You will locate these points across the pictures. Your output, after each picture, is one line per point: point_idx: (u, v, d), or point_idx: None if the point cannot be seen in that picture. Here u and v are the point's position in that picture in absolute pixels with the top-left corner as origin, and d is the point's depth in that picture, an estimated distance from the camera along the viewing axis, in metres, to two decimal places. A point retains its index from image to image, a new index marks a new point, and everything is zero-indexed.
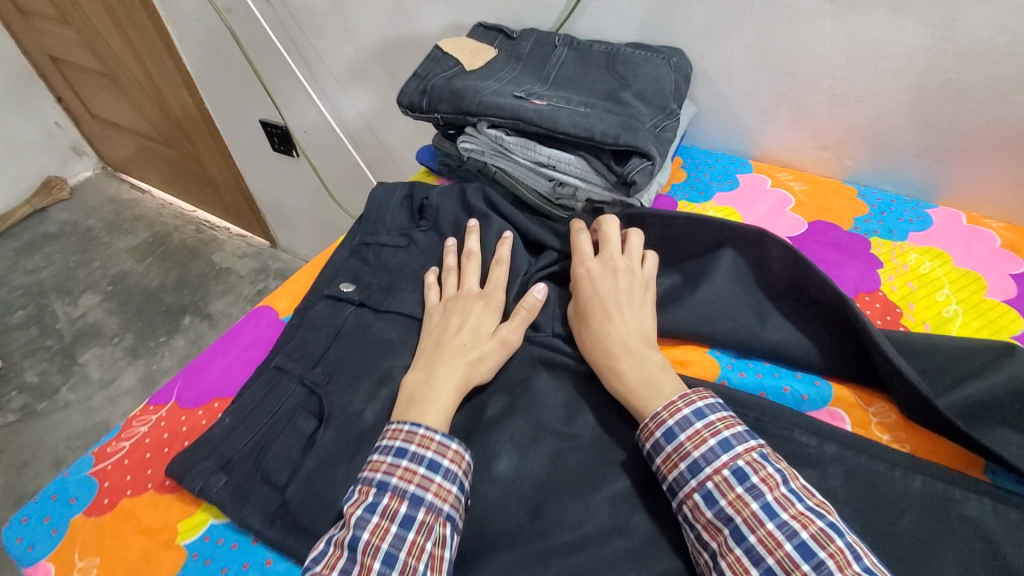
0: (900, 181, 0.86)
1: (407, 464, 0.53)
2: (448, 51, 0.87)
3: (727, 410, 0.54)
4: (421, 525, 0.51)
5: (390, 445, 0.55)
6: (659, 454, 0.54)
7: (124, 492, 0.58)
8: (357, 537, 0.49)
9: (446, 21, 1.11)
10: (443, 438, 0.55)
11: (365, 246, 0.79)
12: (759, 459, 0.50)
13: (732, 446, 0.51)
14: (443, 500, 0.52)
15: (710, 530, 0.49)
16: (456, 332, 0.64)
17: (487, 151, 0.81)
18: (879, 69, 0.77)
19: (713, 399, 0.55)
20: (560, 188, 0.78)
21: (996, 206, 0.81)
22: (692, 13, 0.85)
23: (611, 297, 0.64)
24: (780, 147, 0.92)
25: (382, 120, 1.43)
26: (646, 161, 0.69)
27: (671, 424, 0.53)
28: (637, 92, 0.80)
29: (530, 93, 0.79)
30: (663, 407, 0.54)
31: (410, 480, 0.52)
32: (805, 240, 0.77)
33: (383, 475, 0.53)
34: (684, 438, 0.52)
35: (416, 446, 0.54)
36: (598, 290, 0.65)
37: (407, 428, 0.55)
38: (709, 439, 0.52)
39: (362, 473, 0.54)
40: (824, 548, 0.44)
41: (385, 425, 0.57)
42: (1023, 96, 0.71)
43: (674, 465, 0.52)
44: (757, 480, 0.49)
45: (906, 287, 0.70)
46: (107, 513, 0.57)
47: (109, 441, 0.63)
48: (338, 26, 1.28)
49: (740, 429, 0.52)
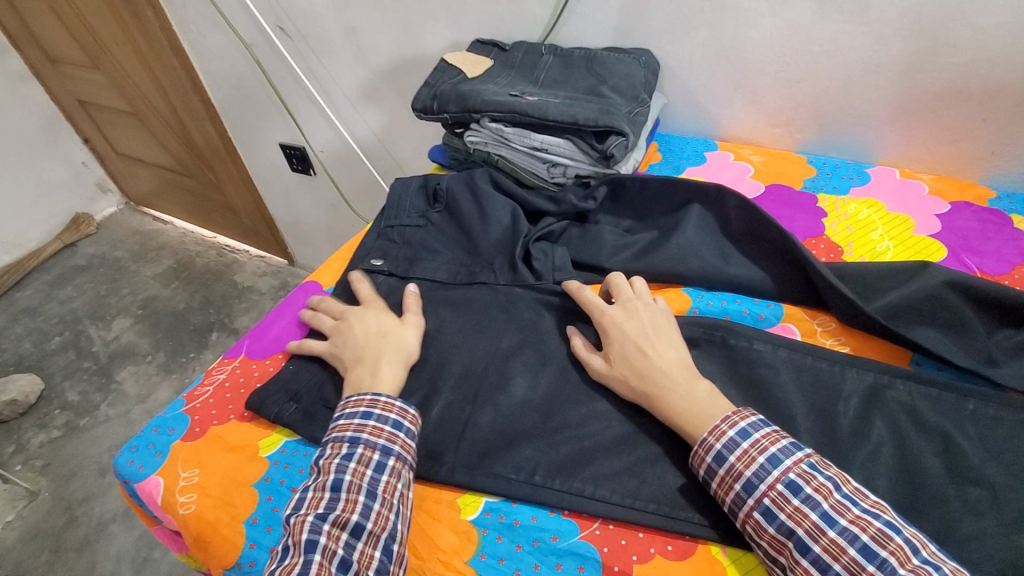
0: (845, 148, 1.01)
1: (374, 423, 0.63)
2: (452, 63, 1.03)
3: (769, 425, 0.58)
4: (392, 471, 0.61)
5: (355, 410, 0.64)
6: (713, 478, 0.57)
7: (212, 423, 0.72)
8: (340, 480, 0.59)
9: (447, 41, 1.28)
10: (402, 405, 0.66)
11: (389, 229, 0.91)
12: (808, 470, 0.55)
13: (781, 460, 0.55)
14: (408, 452, 0.63)
15: (777, 544, 0.53)
16: (365, 334, 0.72)
17: (490, 142, 0.96)
18: (814, 53, 0.93)
19: (755, 418, 0.59)
20: (553, 169, 0.93)
21: (924, 162, 0.97)
22: (656, 19, 1.01)
23: (643, 336, 0.67)
24: (741, 127, 1.07)
25: (392, 134, 1.59)
26: (622, 138, 0.85)
27: (720, 447, 0.57)
28: (613, 86, 0.95)
29: (523, 92, 0.95)
30: (709, 432, 0.58)
31: (379, 436, 0.62)
32: (763, 199, 0.90)
33: (354, 432, 0.63)
34: (736, 460, 0.56)
35: (380, 410, 0.64)
36: (628, 331, 0.68)
37: (369, 397, 0.65)
38: (758, 457, 0.56)
39: (331, 432, 0.64)
40: (884, 547, 0.49)
41: (347, 398, 0.66)
42: (930, 66, 0.87)
43: (731, 488, 0.56)
44: (811, 491, 0.53)
45: (847, 231, 0.83)
46: (200, 438, 0.70)
47: (195, 387, 0.77)
48: (352, 52, 1.45)
49: (785, 443, 0.57)
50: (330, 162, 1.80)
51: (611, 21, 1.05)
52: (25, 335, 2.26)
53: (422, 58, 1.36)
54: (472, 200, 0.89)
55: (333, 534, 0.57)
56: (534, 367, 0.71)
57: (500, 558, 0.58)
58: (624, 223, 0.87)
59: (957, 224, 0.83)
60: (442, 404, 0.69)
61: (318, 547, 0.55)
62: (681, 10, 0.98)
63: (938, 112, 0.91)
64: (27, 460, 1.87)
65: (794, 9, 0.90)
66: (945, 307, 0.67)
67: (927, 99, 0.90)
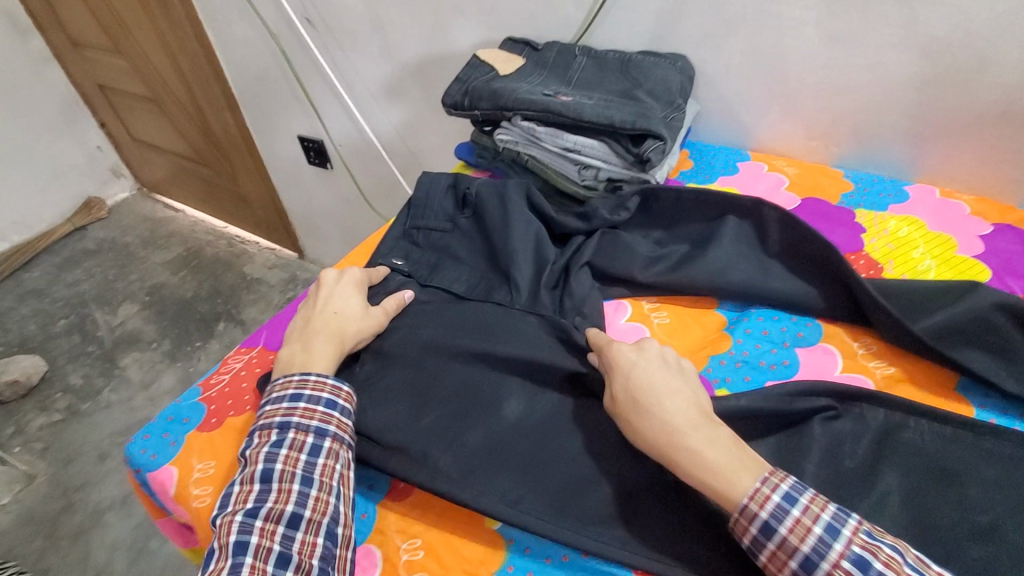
0: (882, 164, 0.99)
1: (306, 405, 0.62)
2: (484, 59, 1.02)
3: (811, 488, 0.51)
4: (328, 452, 0.60)
5: (283, 394, 0.63)
6: (762, 551, 0.50)
7: (228, 412, 0.70)
8: (269, 470, 0.58)
9: (477, 39, 1.27)
10: (334, 382, 0.65)
11: (416, 230, 0.89)
12: (869, 541, 0.47)
13: (840, 530, 0.48)
14: (343, 431, 0.63)
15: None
16: (322, 309, 0.72)
17: (520, 141, 0.95)
18: (856, 65, 0.91)
19: (793, 480, 0.52)
20: (584, 171, 0.91)
21: (964, 181, 0.94)
22: (694, 24, 0.99)
23: (654, 377, 0.60)
24: (775, 138, 1.05)
25: (414, 130, 1.57)
26: (659, 142, 0.83)
27: (766, 517, 0.49)
28: (649, 90, 0.93)
29: (557, 92, 0.93)
30: (750, 498, 0.50)
31: (311, 418, 0.61)
32: (799, 212, 0.88)
33: (283, 417, 0.61)
34: (787, 532, 0.49)
35: (310, 390, 0.63)
36: (637, 369, 0.60)
37: (298, 378, 0.64)
38: (814, 527, 0.48)
39: (262, 419, 0.62)
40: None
41: (276, 381, 0.65)
42: (977, 83, 0.85)
43: (786, 565, 0.49)
44: (881, 567, 0.46)
45: (887, 248, 0.81)
46: (216, 428, 0.68)
47: (212, 375, 0.75)
48: (378, 46, 1.44)
49: (834, 508, 0.50)
50: (349, 156, 1.78)
51: (648, 24, 1.03)
52: (31, 317, 2.25)
53: (450, 56, 1.35)
54: (495, 201, 0.86)
55: (266, 531, 0.55)
56: (563, 372, 0.69)
57: (528, 571, 0.56)
58: (657, 230, 0.84)
59: (1002, 248, 0.80)
60: (463, 403, 0.66)
61: (249, 547, 0.54)
62: (720, 16, 0.96)
63: (983, 131, 0.89)
64: (26, 442, 1.85)
65: (837, 19, 0.88)
66: (994, 331, 0.64)
67: (971, 118, 0.88)
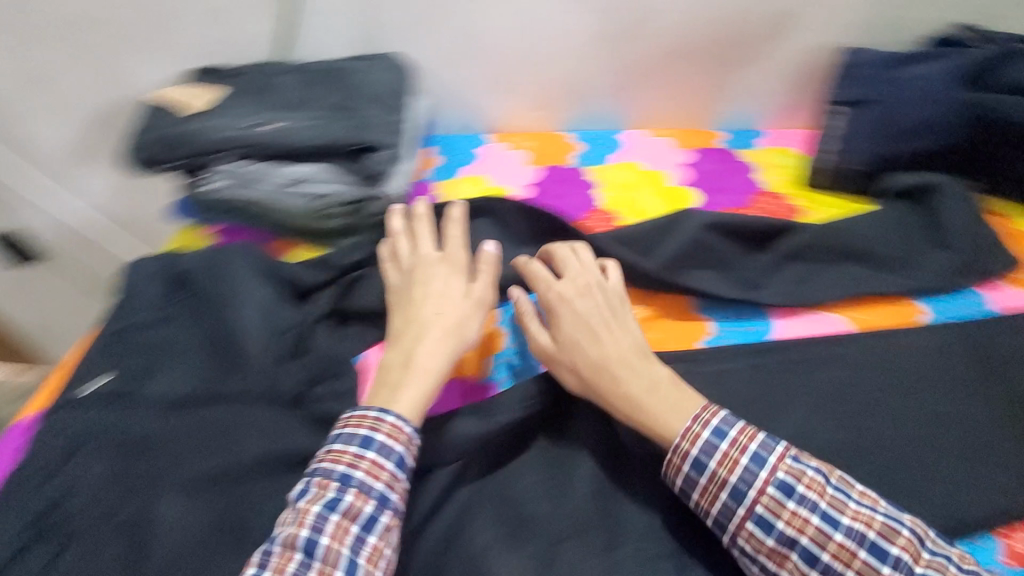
0: (602, 119, 1.07)
1: (372, 459, 0.54)
2: (165, 102, 0.86)
3: (740, 420, 0.57)
4: (383, 530, 0.53)
5: (355, 433, 0.56)
6: (697, 489, 0.55)
7: None
8: (313, 542, 0.50)
9: (158, 77, 1.07)
10: (409, 431, 0.57)
11: (116, 334, 0.70)
12: (795, 465, 0.53)
13: (766, 457, 0.54)
14: (376, 476, 0.54)
15: (773, 559, 0.52)
16: (264, 350, 0.66)
17: (234, 183, 0.82)
18: (550, 34, 0.96)
19: (724, 413, 0.57)
20: (316, 202, 0.81)
21: (664, 122, 1.08)
22: (393, 20, 0.96)
23: (432, 291, 0.66)
24: (508, 116, 1.07)
25: (117, 198, 1.28)
26: (384, 151, 0.81)
27: (696, 454, 0.55)
28: (361, 96, 0.87)
29: (258, 120, 0.82)
30: (681, 439, 0.56)
31: (339, 460, 0.54)
32: (539, 186, 0.91)
33: (346, 466, 0.54)
34: (717, 464, 0.54)
35: (383, 435, 0.55)
36: (427, 282, 0.67)
37: (373, 415, 0.57)
38: (741, 457, 0.54)
39: (316, 462, 0.55)
40: (896, 541, 0.50)
41: (348, 414, 0.58)
42: (645, 34, 0.96)
43: (716, 498, 0.54)
44: (805, 489, 0.52)
45: (614, 198, 0.88)
46: None
47: None
48: (29, 106, 1.12)
49: (760, 436, 0.55)
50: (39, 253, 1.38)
51: (345, 29, 0.97)
52: None
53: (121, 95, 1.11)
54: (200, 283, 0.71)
55: None
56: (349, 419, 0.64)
57: None
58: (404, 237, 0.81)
59: (701, 168, 0.94)
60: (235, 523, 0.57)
61: None
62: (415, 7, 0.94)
63: (666, 76, 1.01)
64: None
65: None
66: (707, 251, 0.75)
67: (653, 63, 1.00)
